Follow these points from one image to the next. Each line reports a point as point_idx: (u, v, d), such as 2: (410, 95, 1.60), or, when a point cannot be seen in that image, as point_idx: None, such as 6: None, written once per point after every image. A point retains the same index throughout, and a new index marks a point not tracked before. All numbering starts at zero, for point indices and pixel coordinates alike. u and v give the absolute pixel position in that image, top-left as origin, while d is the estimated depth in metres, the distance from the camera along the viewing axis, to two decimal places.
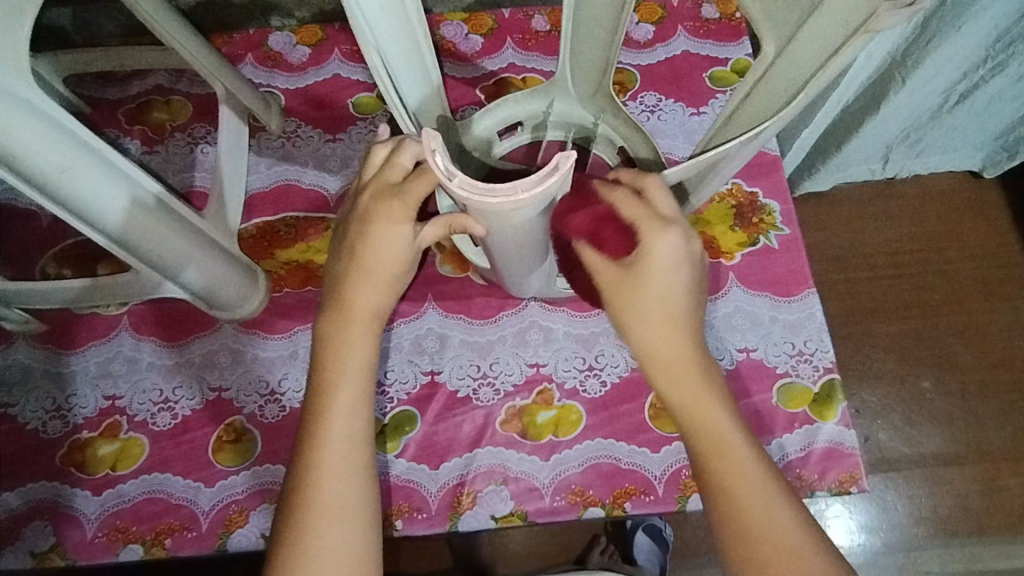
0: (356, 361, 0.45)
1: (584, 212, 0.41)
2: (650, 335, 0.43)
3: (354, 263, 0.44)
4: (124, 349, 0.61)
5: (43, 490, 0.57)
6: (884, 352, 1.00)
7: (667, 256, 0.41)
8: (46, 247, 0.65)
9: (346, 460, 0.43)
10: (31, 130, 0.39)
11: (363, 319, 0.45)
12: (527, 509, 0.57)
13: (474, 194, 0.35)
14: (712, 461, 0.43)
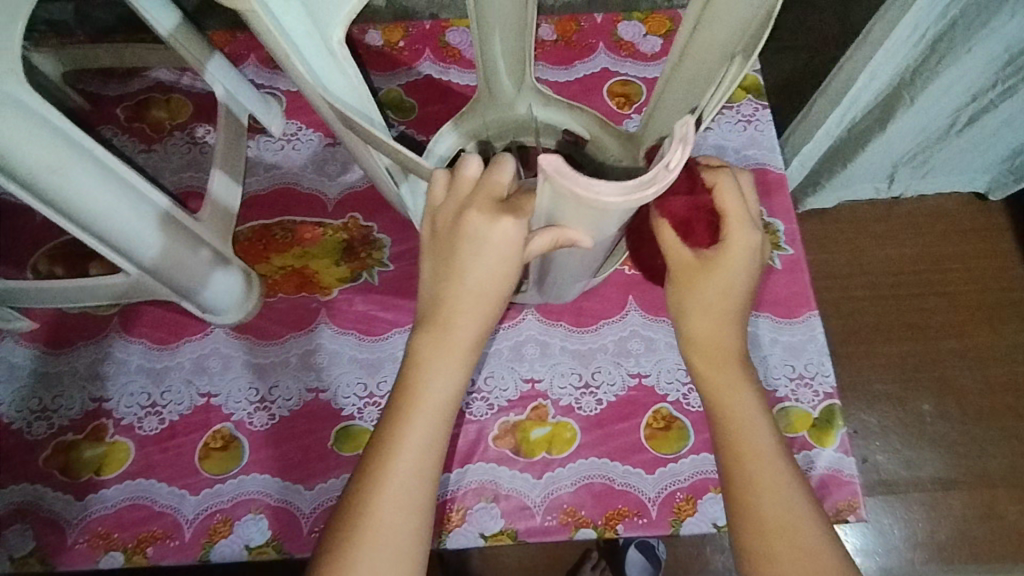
0: (440, 387, 0.42)
1: (683, 199, 0.43)
2: (704, 317, 0.45)
3: (452, 278, 0.41)
4: (113, 350, 0.60)
5: (25, 492, 0.56)
6: (885, 373, 0.99)
7: (747, 256, 0.44)
8: (39, 244, 0.64)
9: (411, 492, 0.40)
10: (26, 132, 0.39)
11: (456, 343, 0.42)
12: (517, 528, 0.56)
13: (631, 197, 0.33)
14: (749, 452, 0.43)
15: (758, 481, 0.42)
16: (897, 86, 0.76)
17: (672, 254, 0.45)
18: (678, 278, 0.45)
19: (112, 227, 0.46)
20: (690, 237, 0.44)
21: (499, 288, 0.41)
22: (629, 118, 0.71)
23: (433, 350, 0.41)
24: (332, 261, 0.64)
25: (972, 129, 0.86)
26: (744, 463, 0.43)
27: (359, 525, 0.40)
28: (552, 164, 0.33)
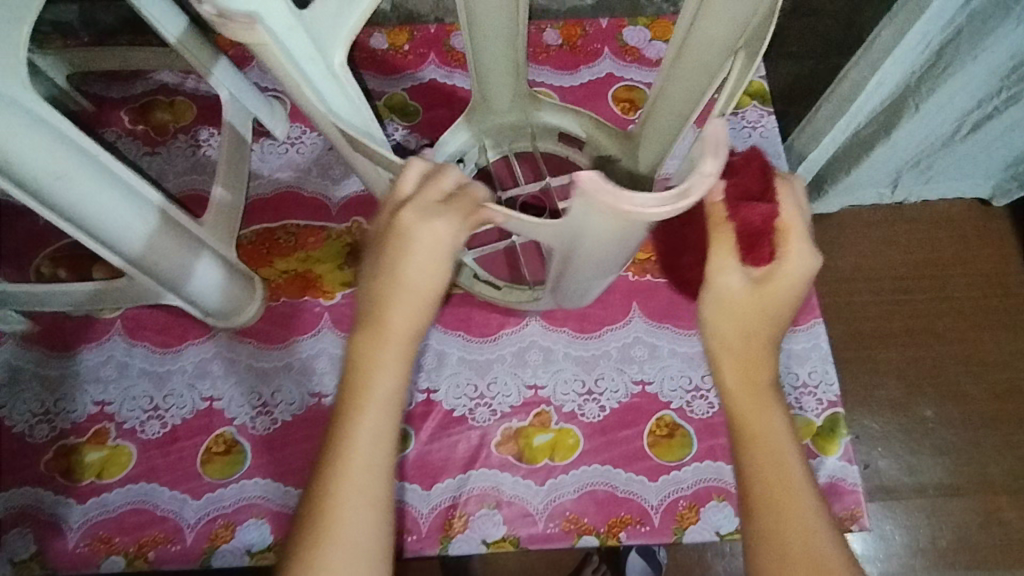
0: (388, 386, 0.39)
1: (756, 208, 0.38)
2: (737, 340, 0.39)
3: (389, 274, 0.39)
4: (116, 353, 0.60)
5: (26, 496, 0.56)
6: (888, 380, 0.99)
7: (795, 283, 0.39)
8: (42, 246, 0.64)
9: (367, 499, 0.38)
10: (31, 139, 0.39)
11: (400, 338, 0.39)
12: (519, 534, 0.56)
13: (671, 205, 0.32)
14: (780, 497, 0.36)
15: (783, 509, 0.36)
16: (902, 92, 0.76)
17: (725, 277, 0.39)
18: (719, 297, 0.39)
19: (114, 231, 0.46)
20: (754, 252, 0.38)
21: (440, 280, 0.40)
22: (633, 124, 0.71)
23: (371, 351, 0.39)
24: (335, 266, 0.64)
25: (976, 135, 0.86)
26: (771, 505, 0.36)
27: (316, 534, 0.37)
28: (593, 180, 0.32)
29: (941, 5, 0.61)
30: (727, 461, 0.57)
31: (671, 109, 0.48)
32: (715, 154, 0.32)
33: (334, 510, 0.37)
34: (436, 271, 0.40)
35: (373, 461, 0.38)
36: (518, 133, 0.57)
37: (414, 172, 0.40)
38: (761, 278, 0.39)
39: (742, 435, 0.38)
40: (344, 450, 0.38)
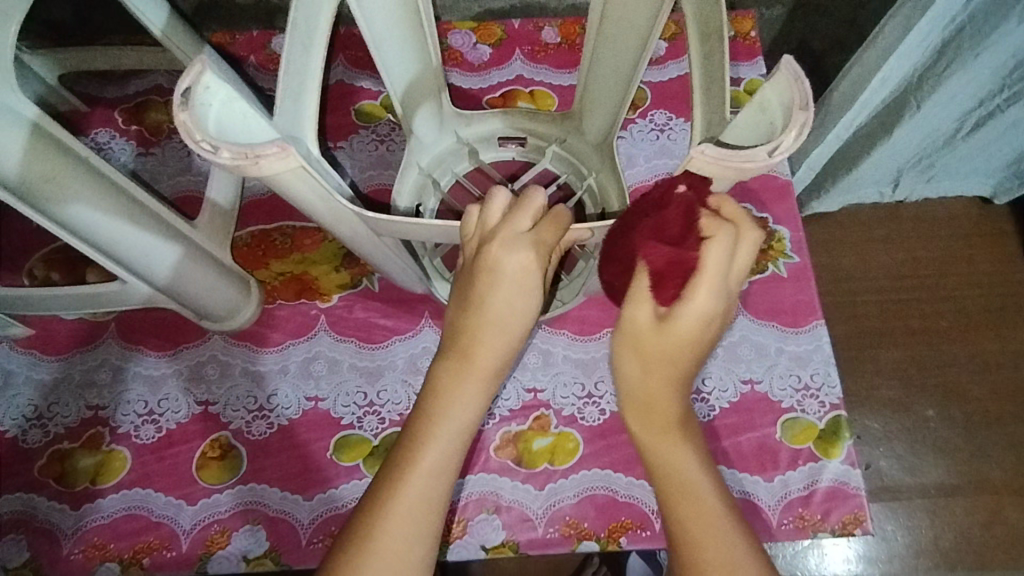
0: (462, 420, 0.40)
1: (664, 249, 0.35)
2: (637, 375, 0.39)
3: (473, 301, 0.39)
4: (110, 358, 0.60)
5: (18, 502, 0.56)
6: (890, 380, 0.98)
7: (698, 329, 0.36)
8: (35, 249, 0.63)
9: (415, 525, 0.38)
10: (21, 145, 0.38)
11: (484, 370, 0.40)
12: (519, 540, 0.55)
13: (781, 149, 0.32)
14: (681, 509, 0.39)
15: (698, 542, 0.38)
16: (904, 89, 0.75)
17: (632, 310, 0.36)
18: (626, 340, 0.37)
19: (122, 249, 0.46)
20: (660, 291, 0.36)
21: (521, 318, 0.40)
22: (633, 123, 0.70)
23: (452, 378, 0.40)
24: (332, 268, 0.63)
25: (978, 134, 0.85)
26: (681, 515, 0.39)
27: (361, 548, 0.37)
28: (707, 152, 0.34)
29: (943, 3, 0.60)
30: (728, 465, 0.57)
31: (610, 85, 0.56)
32: (804, 93, 0.32)
33: (387, 518, 0.37)
34: (523, 310, 0.40)
35: (434, 484, 0.39)
36: (456, 154, 0.63)
37: (498, 203, 0.40)
38: (665, 317, 0.36)
39: (648, 456, 0.41)
40: (409, 466, 0.39)
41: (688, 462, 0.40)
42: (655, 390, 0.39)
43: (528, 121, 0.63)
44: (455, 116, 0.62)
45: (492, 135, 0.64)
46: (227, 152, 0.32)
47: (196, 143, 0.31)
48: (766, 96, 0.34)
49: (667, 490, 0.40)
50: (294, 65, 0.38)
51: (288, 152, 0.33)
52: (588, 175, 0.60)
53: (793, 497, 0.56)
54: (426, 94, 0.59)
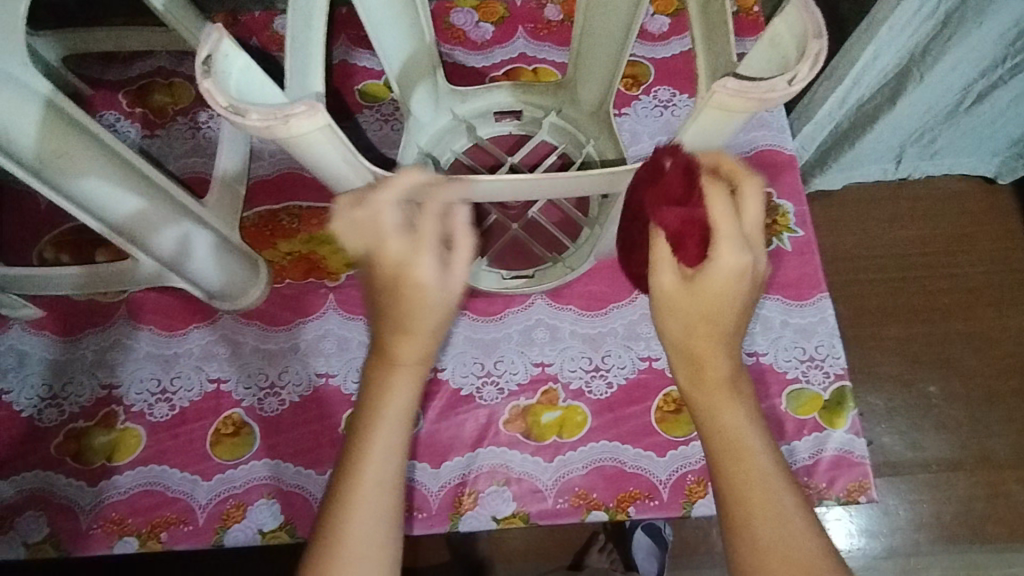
0: (397, 411, 0.39)
1: (676, 211, 0.35)
2: (680, 332, 0.37)
3: (381, 289, 0.35)
4: (122, 337, 0.60)
5: (37, 479, 0.56)
6: (893, 356, 0.99)
7: (729, 282, 0.35)
8: (43, 231, 0.64)
9: (367, 541, 0.38)
10: (37, 122, 0.38)
11: (416, 360, 0.39)
12: (529, 511, 0.56)
13: (804, 74, 0.32)
14: (741, 485, 0.38)
15: (749, 504, 0.37)
16: (907, 61, 0.75)
17: (658, 272, 0.36)
18: (659, 300, 0.37)
19: (144, 221, 0.47)
20: (680, 253, 0.36)
21: (437, 314, 0.36)
22: (636, 100, 0.70)
23: (384, 375, 0.39)
24: (339, 247, 0.63)
25: (980, 106, 0.85)
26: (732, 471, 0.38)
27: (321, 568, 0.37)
28: (729, 85, 0.33)
29: None
30: None
31: (604, 49, 0.56)
32: (817, 20, 0.32)
33: (343, 539, 0.38)
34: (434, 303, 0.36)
35: (383, 494, 0.39)
36: (454, 131, 0.63)
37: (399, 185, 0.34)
38: (692, 275, 0.35)
39: (698, 418, 0.40)
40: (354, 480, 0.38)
41: (741, 424, 0.39)
42: (705, 349, 0.37)
43: (521, 96, 0.64)
44: (451, 93, 0.63)
45: (487, 111, 0.65)
46: (256, 114, 0.32)
47: (228, 110, 0.32)
48: (777, 31, 0.34)
49: (718, 458, 0.39)
50: (298, 42, 0.38)
51: (316, 109, 0.32)
52: (586, 141, 0.61)
53: (799, 467, 0.57)
54: (421, 75, 0.59)
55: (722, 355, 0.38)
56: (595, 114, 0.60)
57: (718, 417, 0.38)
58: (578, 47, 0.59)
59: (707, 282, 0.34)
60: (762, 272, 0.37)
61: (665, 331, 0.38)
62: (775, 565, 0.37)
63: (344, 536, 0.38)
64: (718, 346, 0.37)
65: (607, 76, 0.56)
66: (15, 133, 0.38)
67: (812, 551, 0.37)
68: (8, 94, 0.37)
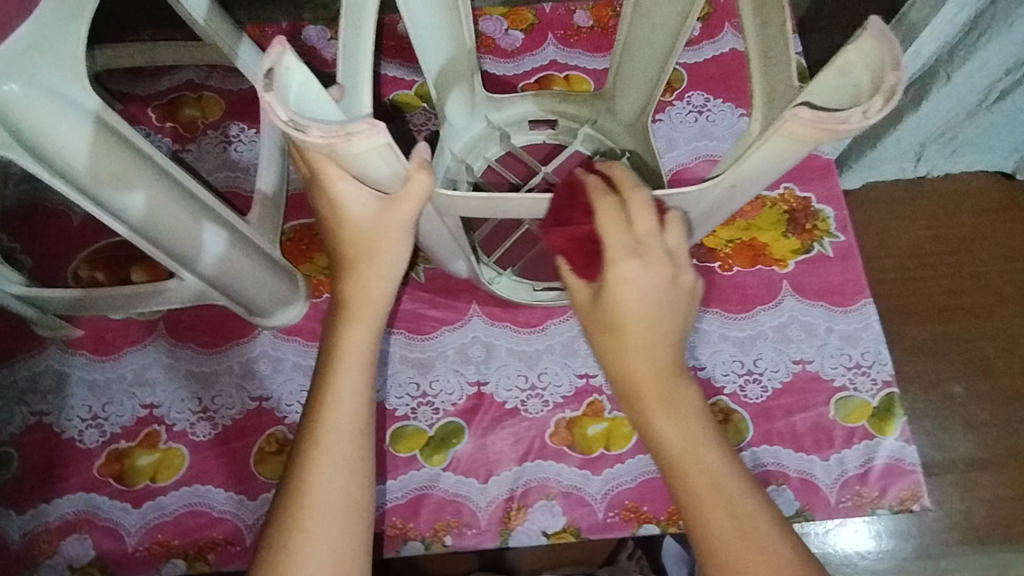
0: (357, 351, 0.44)
1: (562, 232, 0.40)
2: (615, 352, 0.40)
3: (350, 258, 0.42)
4: (161, 356, 0.60)
5: (81, 501, 0.56)
6: (923, 357, 0.93)
7: (636, 296, 0.38)
8: (76, 249, 0.63)
9: (335, 457, 0.42)
10: (96, 143, 0.38)
11: (368, 306, 0.43)
12: (579, 525, 0.56)
13: (880, 108, 0.31)
14: (689, 491, 0.40)
15: (698, 503, 0.39)
16: (935, 62, 0.75)
17: (573, 289, 0.42)
18: (585, 318, 0.41)
19: (188, 238, 0.46)
20: (580, 267, 0.41)
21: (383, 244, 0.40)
22: (670, 105, 0.70)
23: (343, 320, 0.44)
24: None
25: (1003, 106, 0.84)
26: (683, 484, 0.40)
27: (295, 496, 0.42)
28: (804, 116, 0.32)
29: None
30: (784, 445, 0.57)
31: (645, 61, 0.55)
32: (896, 50, 0.31)
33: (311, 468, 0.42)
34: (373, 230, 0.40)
35: (344, 444, 0.43)
36: (489, 139, 0.63)
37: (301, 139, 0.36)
38: (597, 291, 0.40)
39: (647, 434, 0.41)
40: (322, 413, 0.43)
41: (685, 430, 0.40)
42: (630, 364, 0.40)
43: (557, 104, 0.63)
44: (486, 101, 0.62)
45: (522, 119, 0.64)
46: (317, 130, 0.31)
47: (292, 126, 0.31)
48: (851, 59, 0.33)
49: (672, 468, 0.40)
50: (350, 51, 0.36)
51: (379, 127, 0.32)
52: (621, 152, 0.60)
53: (849, 476, 0.57)
54: (458, 83, 0.58)
55: (659, 369, 0.40)
56: (632, 126, 0.59)
57: (660, 427, 0.40)
58: (618, 58, 0.58)
59: (606, 295, 0.39)
60: (680, 277, 0.40)
61: (598, 349, 0.42)
62: (728, 554, 0.38)
63: (309, 492, 0.42)
64: (650, 357, 0.40)
65: (647, 87, 0.56)
66: (72, 152, 0.37)
67: (771, 545, 0.38)
68: (68, 116, 0.36)
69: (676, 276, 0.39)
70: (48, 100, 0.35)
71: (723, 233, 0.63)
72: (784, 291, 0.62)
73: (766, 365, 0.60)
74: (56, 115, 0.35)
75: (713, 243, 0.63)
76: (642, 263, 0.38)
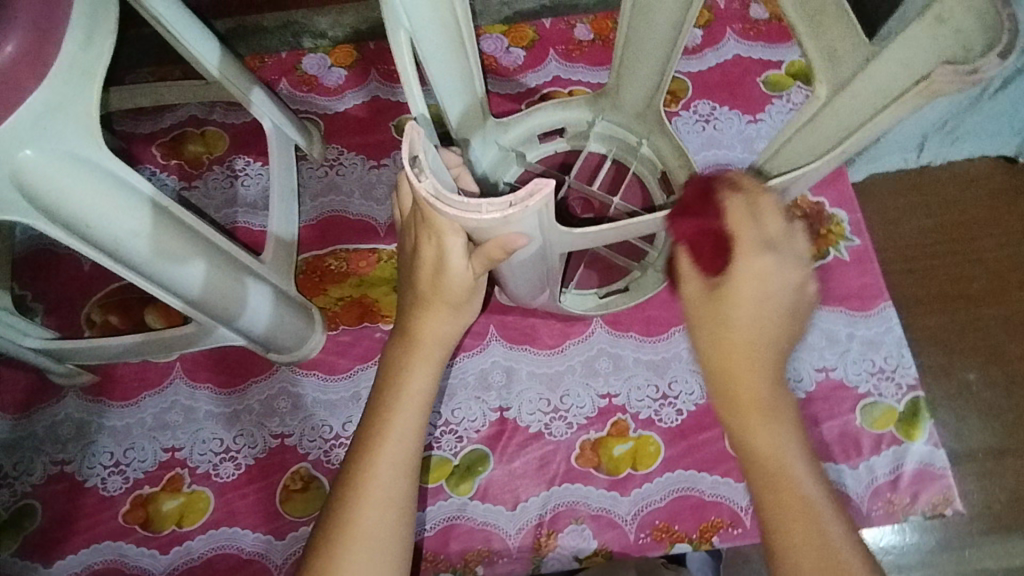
0: (418, 388, 0.43)
1: (694, 222, 0.36)
2: (714, 354, 0.35)
3: (424, 293, 0.42)
4: (180, 398, 0.59)
5: (107, 550, 0.55)
6: (941, 348, 0.69)
7: (761, 293, 0.35)
8: (88, 294, 0.63)
9: (388, 494, 0.40)
10: (146, 220, 0.39)
11: (435, 345, 0.43)
12: (611, 548, 0.55)
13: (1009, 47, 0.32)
14: (784, 511, 0.34)
15: (790, 528, 0.34)
16: None
17: (684, 281, 0.37)
18: (686, 309, 0.37)
19: (210, 286, 0.46)
20: (701, 263, 0.36)
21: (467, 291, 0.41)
22: (677, 116, 0.69)
23: (406, 355, 0.43)
24: (391, 288, 0.62)
25: None
26: (776, 505, 0.34)
27: (343, 527, 0.39)
28: (947, 71, 0.33)
29: None
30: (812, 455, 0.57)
31: (647, 57, 0.54)
32: None
33: (360, 502, 0.40)
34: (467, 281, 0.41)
35: (395, 479, 0.41)
36: (506, 160, 0.62)
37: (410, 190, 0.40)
38: (715, 284, 0.35)
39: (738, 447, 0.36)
40: (381, 438, 0.41)
41: (785, 446, 0.35)
42: (735, 366, 0.35)
43: (562, 114, 0.63)
44: (494, 126, 0.61)
45: (532, 135, 0.63)
46: (489, 205, 0.34)
47: (452, 206, 0.34)
48: (947, 8, 0.35)
49: (768, 486, 0.35)
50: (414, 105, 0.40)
51: (547, 185, 0.34)
52: (639, 142, 0.61)
53: (879, 483, 0.56)
54: (474, 116, 0.57)
55: (763, 378, 0.35)
56: (643, 114, 0.59)
57: (752, 436, 0.35)
58: (620, 58, 0.57)
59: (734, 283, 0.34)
60: (806, 279, 0.36)
61: (696, 345, 0.37)
62: None
63: (357, 528, 0.39)
64: (757, 364, 0.35)
65: (655, 82, 0.56)
66: (123, 231, 0.38)
67: (856, 573, 0.33)
68: (111, 193, 0.37)
69: (802, 280, 0.36)
70: (79, 171, 0.36)
71: None
72: None
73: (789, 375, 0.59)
74: (103, 196, 0.37)
75: None
76: (773, 258, 0.35)
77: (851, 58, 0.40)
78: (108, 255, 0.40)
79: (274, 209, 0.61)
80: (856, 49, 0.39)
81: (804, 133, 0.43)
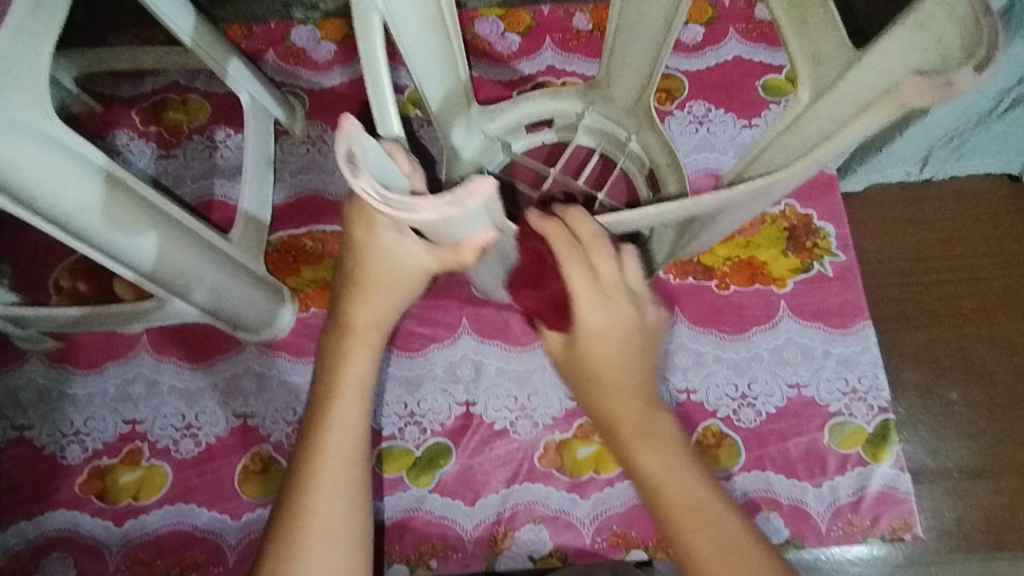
0: (357, 371, 0.42)
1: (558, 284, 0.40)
2: (594, 392, 0.40)
3: (361, 281, 0.41)
4: (144, 370, 0.59)
5: (62, 519, 0.55)
6: (924, 364, 0.67)
7: (616, 338, 0.40)
8: (58, 259, 0.62)
9: (337, 483, 0.40)
10: (94, 192, 0.38)
11: (370, 330, 0.42)
12: (567, 549, 0.55)
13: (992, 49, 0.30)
14: (668, 500, 0.38)
15: (693, 522, 0.37)
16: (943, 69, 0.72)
17: (547, 341, 0.43)
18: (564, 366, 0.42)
19: (169, 262, 0.44)
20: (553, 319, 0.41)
21: (406, 282, 0.41)
22: (671, 115, 0.67)
23: (341, 343, 0.42)
24: None
25: None
26: (671, 500, 0.38)
27: (297, 516, 0.39)
28: (917, 82, 0.32)
29: None
30: (776, 470, 0.56)
31: (637, 47, 0.52)
32: None
33: (310, 492, 0.39)
34: (402, 274, 0.40)
35: (346, 468, 0.40)
36: (491, 148, 0.60)
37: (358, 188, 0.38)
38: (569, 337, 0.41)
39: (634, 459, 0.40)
40: (325, 427, 0.41)
41: (669, 457, 0.39)
42: (610, 404, 0.40)
43: (550, 104, 0.61)
44: (480, 113, 0.59)
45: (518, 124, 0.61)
46: (426, 203, 0.31)
47: (391, 206, 0.31)
48: None
49: (653, 483, 0.39)
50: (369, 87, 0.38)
51: (488, 182, 0.32)
52: (626, 137, 0.59)
53: (842, 503, 0.56)
54: (456, 104, 0.55)
55: (631, 399, 0.40)
56: (633, 109, 0.57)
57: (638, 458, 0.39)
58: (608, 46, 0.55)
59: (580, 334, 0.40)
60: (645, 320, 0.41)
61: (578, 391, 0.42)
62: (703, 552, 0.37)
63: (307, 516, 0.39)
64: (627, 393, 0.40)
65: (643, 77, 0.54)
66: (70, 203, 0.37)
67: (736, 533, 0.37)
68: (58, 164, 0.36)
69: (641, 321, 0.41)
70: (19, 139, 0.35)
71: (721, 250, 0.62)
72: (781, 312, 0.60)
73: (760, 389, 0.58)
74: (48, 165, 0.36)
75: (710, 261, 0.62)
76: (605, 304, 0.39)
77: (835, 61, 0.38)
78: (53, 225, 0.39)
79: (247, 184, 0.60)
80: (840, 54, 0.38)
81: (788, 139, 0.41)
